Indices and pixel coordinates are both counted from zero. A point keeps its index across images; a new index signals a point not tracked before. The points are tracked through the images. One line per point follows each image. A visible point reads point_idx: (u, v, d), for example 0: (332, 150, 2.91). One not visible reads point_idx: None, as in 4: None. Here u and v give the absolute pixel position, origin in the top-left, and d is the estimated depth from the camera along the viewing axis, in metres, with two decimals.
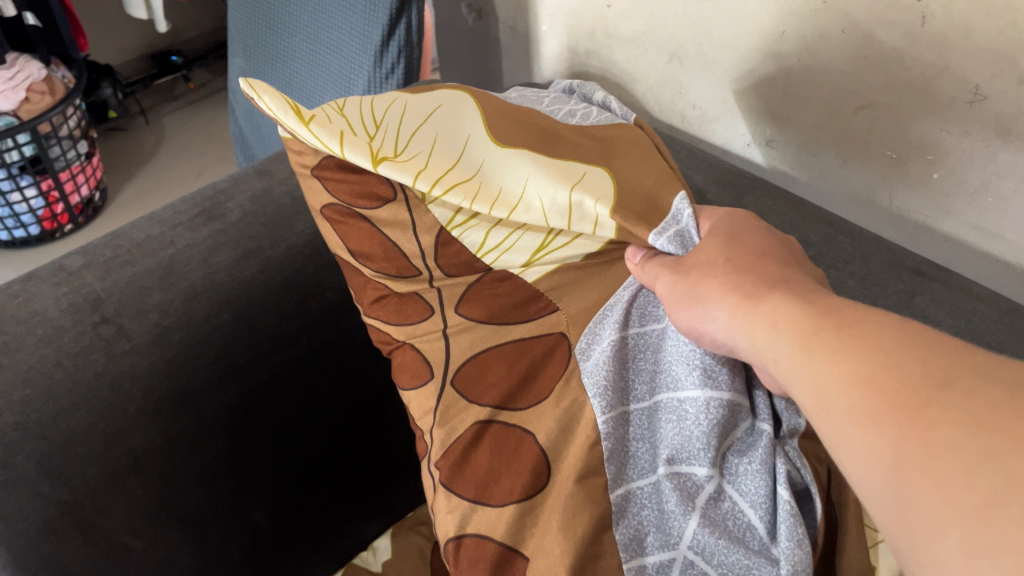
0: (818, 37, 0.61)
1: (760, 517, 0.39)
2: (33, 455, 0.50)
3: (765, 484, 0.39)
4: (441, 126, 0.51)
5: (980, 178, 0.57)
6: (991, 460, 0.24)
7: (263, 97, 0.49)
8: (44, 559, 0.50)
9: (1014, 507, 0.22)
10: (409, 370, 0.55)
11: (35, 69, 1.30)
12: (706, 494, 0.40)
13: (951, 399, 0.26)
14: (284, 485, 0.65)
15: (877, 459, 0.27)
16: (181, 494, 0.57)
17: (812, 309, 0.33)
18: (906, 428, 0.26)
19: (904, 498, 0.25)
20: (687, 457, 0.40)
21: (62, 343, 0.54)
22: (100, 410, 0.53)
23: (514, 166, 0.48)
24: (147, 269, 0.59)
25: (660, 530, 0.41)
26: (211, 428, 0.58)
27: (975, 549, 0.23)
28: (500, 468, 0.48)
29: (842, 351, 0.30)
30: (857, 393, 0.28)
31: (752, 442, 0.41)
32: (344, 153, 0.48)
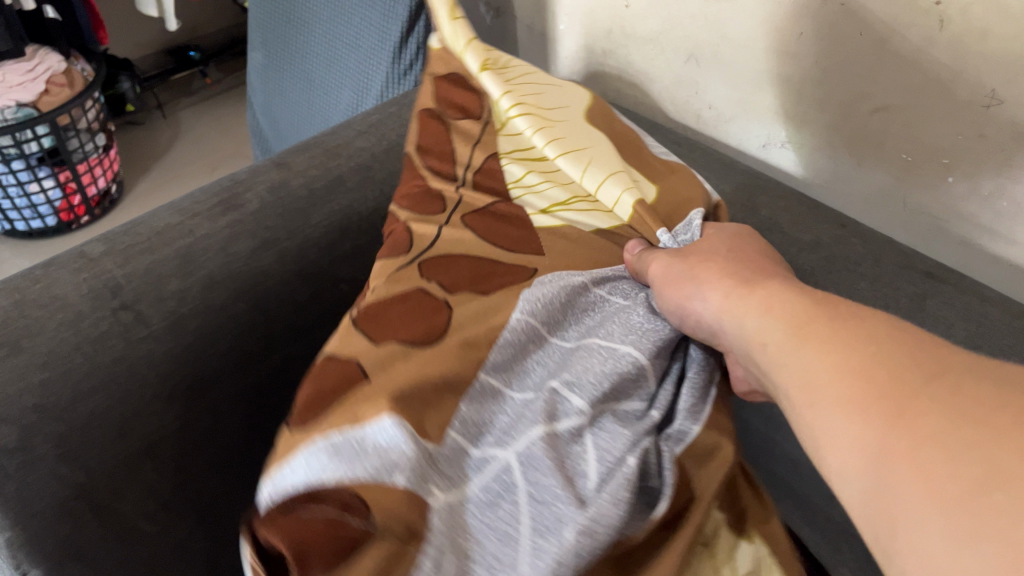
0: (834, 39, 0.61)
1: (557, 474, 0.41)
2: (52, 437, 0.51)
3: (621, 453, 0.42)
4: (550, 93, 0.69)
5: (994, 182, 0.57)
6: (972, 448, 0.26)
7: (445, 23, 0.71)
8: (60, 539, 0.49)
9: (993, 491, 0.24)
10: (391, 243, 0.58)
11: (55, 62, 1.33)
12: (567, 423, 0.43)
13: (940, 393, 0.28)
14: None
15: (861, 447, 0.29)
16: (194, 481, 0.58)
17: (811, 310, 0.35)
18: (894, 418, 0.28)
19: (885, 483, 0.27)
20: (575, 389, 0.45)
21: (81, 327, 0.55)
22: (117, 395, 0.54)
23: (585, 139, 0.64)
24: (165, 257, 0.60)
25: (504, 435, 0.44)
26: (226, 415, 0.60)
27: (952, 529, 0.24)
28: (414, 325, 0.50)
29: (836, 346, 0.32)
30: (844, 383, 0.30)
31: (630, 422, 0.45)
32: (475, 71, 0.67)
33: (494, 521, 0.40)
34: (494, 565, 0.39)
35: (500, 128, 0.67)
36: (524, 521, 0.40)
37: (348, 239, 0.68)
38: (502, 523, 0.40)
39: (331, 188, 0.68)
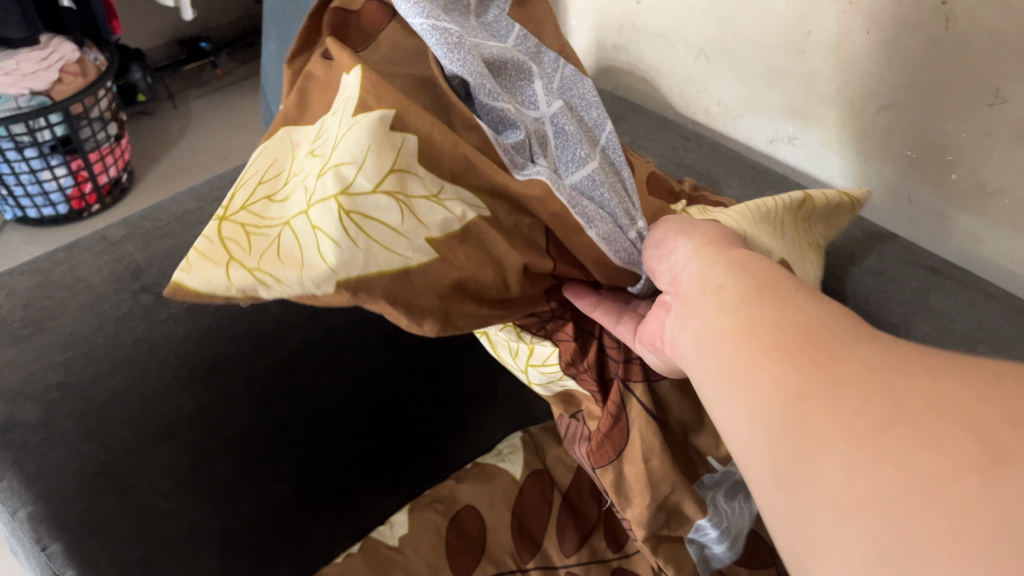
0: (842, 37, 0.62)
1: (497, 60, 0.51)
2: (74, 415, 0.52)
3: (523, 77, 0.52)
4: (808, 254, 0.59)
5: (997, 180, 0.58)
6: (883, 392, 0.27)
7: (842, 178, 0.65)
8: (79, 514, 0.52)
9: (895, 428, 0.25)
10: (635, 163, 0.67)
11: (69, 51, 1.33)
12: (530, 83, 0.53)
13: (865, 350, 0.29)
14: (313, 458, 0.67)
15: (778, 386, 0.30)
16: (211, 462, 0.59)
17: (767, 274, 0.36)
18: (819, 362, 0.29)
19: (797, 419, 0.28)
20: (569, 109, 0.54)
21: (103, 309, 0.57)
22: (137, 375, 0.55)
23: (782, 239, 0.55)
24: (186, 241, 0.61)
25: (546, 74, 0.55)
26: (242, 398, 0.60)
27: (855, 459, 0.26)
28: None
29: (778, 303, 0.33)
30: (779, 334, 0.32)
31: (528, 139, 0.49)
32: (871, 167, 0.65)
33: (524, 64, 0.53)
34: (451, 11, 0.52)
35: None
36: (499, 49, 0.52)
37: None
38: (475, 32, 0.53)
39: None
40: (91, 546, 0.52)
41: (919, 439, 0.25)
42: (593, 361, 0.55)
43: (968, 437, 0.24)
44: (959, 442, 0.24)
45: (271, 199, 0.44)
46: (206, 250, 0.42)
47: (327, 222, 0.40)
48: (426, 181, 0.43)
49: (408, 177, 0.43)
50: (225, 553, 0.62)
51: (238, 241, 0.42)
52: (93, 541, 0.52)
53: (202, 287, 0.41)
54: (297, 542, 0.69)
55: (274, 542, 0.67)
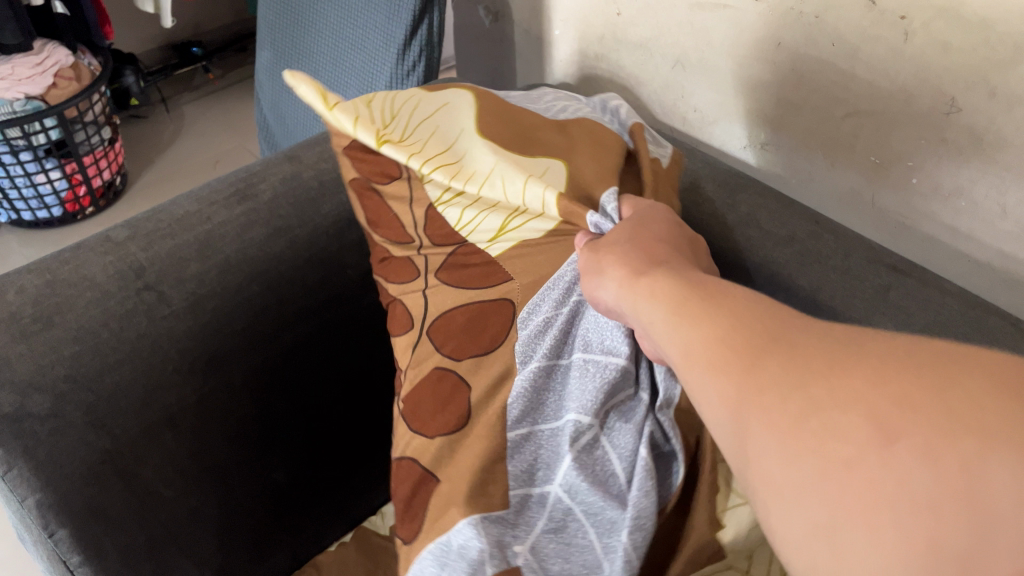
0: (810, 48, 0.66)
1: (596, 478, 0.49)
2: (82, 406, 0.55)
3: (610, 451, 0.49)
4: (441, 123, 0.63)
5: (954, 183, 0.62)
6: (799, 388, 0.29)
7: (359, 133, 0.61)
8: (86, 499, 0.55)
9: (810, 420, 0.28)
10: (398, 322, 0.61)
11: (62, 56, 1.35)
12: (585, 441, 0.49)
13: (780, 348, 0.31)
14: (303, 450, 0.72)
15: (720, 397, 0.32)
16: (211, 451, 0.64)
17: (689, 285, 0.37)
18: (747, 371, 0.31)
19: (737, 423, 0.31)
20: (545, 413, 0.52)
21: (110, 305, 0.58)
22: (141, 368, 0.58)
23: (484, 154, 0.59)
24: (186, 241, 0.63)
25: (538, 463, 0.51)
26: (240, 390, 0.65)
27: (787, 454, 0.28)
28: (437, 407, 0.55)
29: (705, 314, 0.35)
30: (710, 347, 0.33)
31: (646, 416, 0.50)
32: (355, 131, 0.61)
33: (531, 463, 0.51)
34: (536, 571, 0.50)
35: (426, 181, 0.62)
36: (589, 518, 0.49)
37: (355, 229, 0.70)
38: (576, 537, 0.50)
39: (340, 179, 0.71)
40: (97, 532, 0.56)
41: (832, 430, 0.27)
42: None
43: (867, 420, 0.27)
44: (857, 426, 0.27)
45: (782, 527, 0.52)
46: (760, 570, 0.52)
47: None
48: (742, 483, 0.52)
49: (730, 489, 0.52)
50: (223, 537, 0.67)
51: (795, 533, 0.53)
52: (99, 526, 0.56)
53: None
54: (292, 527, 0.74)
55: (274, 526, 0.72)
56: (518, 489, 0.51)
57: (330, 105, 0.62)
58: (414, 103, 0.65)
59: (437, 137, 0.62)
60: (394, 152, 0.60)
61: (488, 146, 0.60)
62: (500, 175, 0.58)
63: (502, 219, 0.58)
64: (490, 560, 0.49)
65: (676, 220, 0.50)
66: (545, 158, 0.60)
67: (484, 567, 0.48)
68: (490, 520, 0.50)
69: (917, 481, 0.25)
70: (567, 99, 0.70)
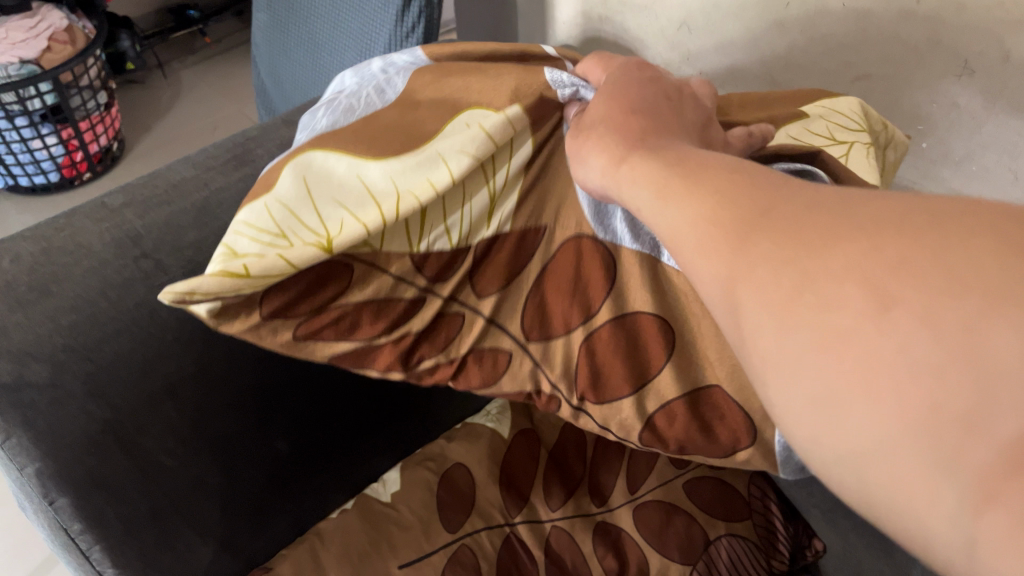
0: (818, 10, 0.64)
1: None
2: (81, 376, 0.55)
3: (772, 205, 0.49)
4: (329, 188, 0.47)
5: (966, 148, 0.61)
6: (792, 259, 0.28)
7: (288, 259, 0.45)
8: (87, 470, 0.56)
9: (806, 294, 0.28)
10: (485, 363, 0.56)
11: (57, 20, 1.34)
12: None
13: (769, 225, 0.30)
14: (308, 418, 0.71)
15: (714, 272, 0.31)
16: (211, 419, 0.63)
17: (666, 163, 0.35)
18: (738, 248, 0.30)
19: (731, 296, 0.31)
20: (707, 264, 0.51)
21: (107, 275, 0.57)
22: (140, 338, 0.57)
23: (421, 160, 0.47)
24: (183, 208, 0.62)
25: None
26: (239, 360, 0.63)
27: (784, 327, 0.28)
28: (616, 358, 0.54)
29: (689, 194, 0.33)
30: (699, 228, 0.32)
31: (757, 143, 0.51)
32: (297, 262, 0.45)
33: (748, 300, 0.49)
34: None
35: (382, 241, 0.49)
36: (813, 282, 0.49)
37: None
38: None
39: None
40: (99, 501, 0.57)
41: (824, 301, 0.27)
42: None
43: (862, 286, 0.26)
44: (851, 294, 0.26)
45: None
46: None
47: None
48: None
49: None
50: (226, 506, 0.67)
51: None
52: (100, 496, 0.57)
53: None
54: (294, 495, 0.74)
55: (275, 493, 0.72)
56: None
57: (237, 275, 0.44)
58: (257, 208, 0.47)
59: (347, 198, 0.47)
60: (353, 230, 0.46)
61: (398, 155, 0.47)
62: (456, 151, 0.47)
63: (490, 185, 0.50)
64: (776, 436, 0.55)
65: (649, 77, 0.47)
66: (451, 117, 0.50)
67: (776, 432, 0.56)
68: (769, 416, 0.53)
69: (916, 345, 0.25)
70: (334, 93, 0.58)
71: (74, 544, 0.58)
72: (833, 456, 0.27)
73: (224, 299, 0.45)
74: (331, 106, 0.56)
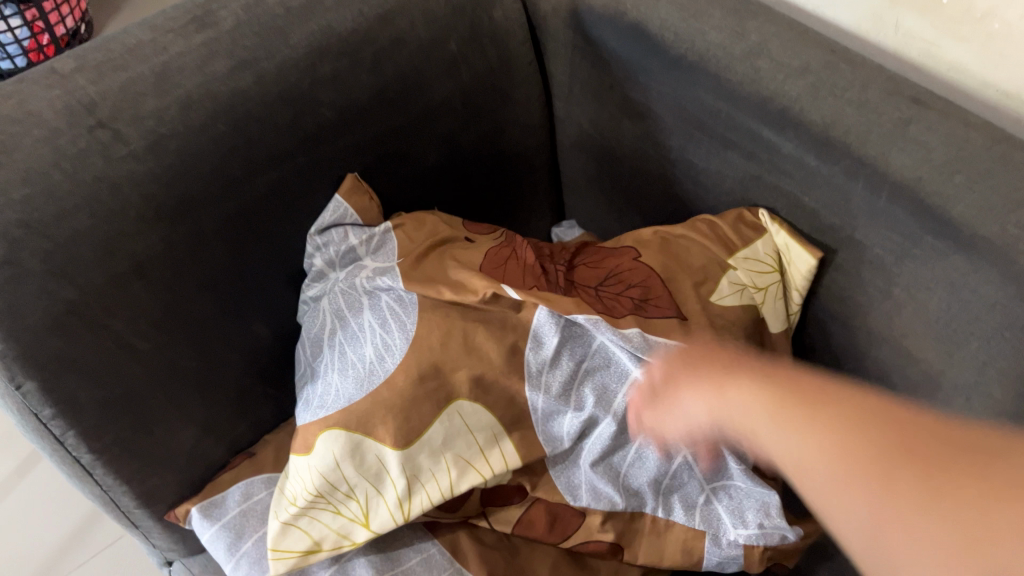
0: None
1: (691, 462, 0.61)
2: (38, 253, 0.51)
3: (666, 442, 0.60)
4: (357, 471, 0.60)
5: (988, 3, 0.58)
6: (857, 488, 0.36)
7: (325, 547, 0.62)
8: (53, 352, 0.53)
9: (862, 472, 0.36)
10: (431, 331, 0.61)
11: None
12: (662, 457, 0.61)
13: (851, 427, 0.37)
14: (286, 300, 0.69)
15: (785, 457, 0.40)
16: (183, 302, 0.60)
17: (729, 354, 0.46)
18: (801, 426, 0.40)
19: (803, 471, 0.39)
20: (638, 474, 0.62)
21: (60, 145, 0.53)
22: (101, 214, 0.54)
23: (408, 473, 0.60)
24: (141, 75, 0.56)
25: (669, 487, 0.63)
26: (211, 239, 0.60)
27: (864, 495, 0.35)
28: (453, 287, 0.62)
29: (748, 377, 0.43)
30: (758, 398, 0.42)
31: None
32: (345, 520, 0.61)
33: (675, 503, 0.63)
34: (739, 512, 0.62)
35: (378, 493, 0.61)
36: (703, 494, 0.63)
37: (327, 60, 0.62)
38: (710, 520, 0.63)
39: None
40: (69, 384, 0.55)
41: (856, 467, 0.36)
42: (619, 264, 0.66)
43: (957, 536, 0.31)
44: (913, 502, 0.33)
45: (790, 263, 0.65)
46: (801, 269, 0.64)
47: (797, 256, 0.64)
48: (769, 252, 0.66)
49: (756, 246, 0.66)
50: (205, 390, 0.65)
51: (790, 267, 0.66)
52: (70, 379, 0.55)
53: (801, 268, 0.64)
54: (277, 379, 0.72)
55: (258, 378, 0.70)
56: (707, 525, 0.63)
57: (313, 547, 0.62)
58: (303, 479, 0.61)
59: (372, 485, 0.60)
60: (386, 523, 0.61)
61: (417, 438, 0.60)
62: (453, 452, 0.61)
63: (482, 474, 0.61)
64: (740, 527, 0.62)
65: None
66: (423, 434, 0.60)
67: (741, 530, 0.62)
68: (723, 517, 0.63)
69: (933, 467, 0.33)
70: (331, 325, 0.65)
71: (46, 430, 0.56)
72: (865, 527, 0.35)
73: (307, 552, 0.61)
74: (345, 339, 0.64)
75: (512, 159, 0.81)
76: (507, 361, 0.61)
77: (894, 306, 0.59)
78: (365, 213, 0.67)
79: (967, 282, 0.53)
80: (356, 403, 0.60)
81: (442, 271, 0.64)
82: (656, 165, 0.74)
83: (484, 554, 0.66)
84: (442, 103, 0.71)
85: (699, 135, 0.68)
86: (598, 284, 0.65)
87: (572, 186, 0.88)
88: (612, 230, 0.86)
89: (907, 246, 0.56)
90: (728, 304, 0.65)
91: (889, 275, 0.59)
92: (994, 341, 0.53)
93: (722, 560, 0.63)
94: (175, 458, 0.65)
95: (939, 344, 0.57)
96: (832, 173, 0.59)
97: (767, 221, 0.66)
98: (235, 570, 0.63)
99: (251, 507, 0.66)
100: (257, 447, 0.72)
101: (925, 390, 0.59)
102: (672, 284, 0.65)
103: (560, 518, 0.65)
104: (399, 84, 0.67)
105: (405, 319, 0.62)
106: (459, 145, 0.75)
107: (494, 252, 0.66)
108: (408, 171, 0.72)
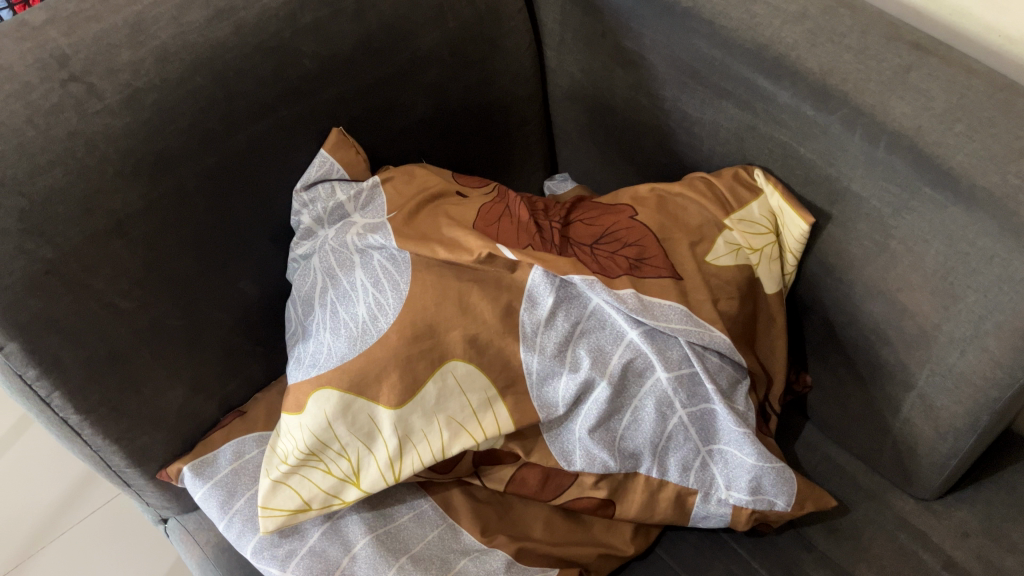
0: None
1: (690, 417, 0.60)
2: (14, 212, 0.50)
3: (669, 393, 0.59)
4: (350, 427, 0.60)
5: None
6: None
7: (317, 504, 0.62)
8: (34, 312, 0.52)
9: None
10: (417, 282, 0.60)
11: None
12: (657, 410, 0.60)
13: None
14: (274, 257, 0.68)
15: None
16: (166, 261, 0.59)
17: None
18: None
19: None
20: (631, 432, 0.61)
21: (33, 100, 0.52)
22: (77, 171, 0.53)
23: (404, 432, 0.60)
24: (114, 26, 0.55)
25: (660, 451, 0.62)
26: (192, 195, 0.59)
27: None
28: (446, 242, 0.61)
29: None
30: None
31: (660, 361, 0.59)
32: (335, 475, 0.61)
33: (668, 468, 0.63)
34: (735, 474, 0.62)
35: (372, 451, 0.60)
36: (697, 459, 0.62)
37: (308, 10, 0.61)
38: (703, 480, 0.63)
39: None
40: (51, 343, 0.54)
41: None
42: (609, 228, 0.64)
43: None
44: None
45: (783, 226, 0.64)
46: (793, 232, 0.62)
47: (788, 217, 0.63)
48: (764, 217, 0.64)
49: (751, 208, 0.64)
50: (193, 349, 0.65)
51: (782, 231, 0.64)
52: (52, 338, 0.54)
53: (793, 230, 0.62)
54: (266, 338, 0.72)
55: (246, 336, 0.69)
56: (698, 485, 0.63)
57: (303, 502, 0.61)
58: (295, 434, 0.60)
59: (366, 441, 0.60)
60: (377, 483, 0.61)
61: (410, 399, 0.59)
62: (446, 414, 0.60)
63: (475, 437, 0.60)
64: (729, 487, 0.63)
65: None
66: (417, 393, 0.59)
67: (732, 486, 0.62)
68: (705, 478, 0.63)
69: None
70: (322, 285, 0.64)
71: (32, 392, 0.55)
72: None
73: (297, 510, 0.61)
74: (337, 299, 0.63)
75: (503, 111, 0.79)
76: (498, 319, 0.59)
77: (889, 259, 0.58)
78: (352, 168, 0.66)
79: (965, 235, 0.52)
80: (349, 361, 0.60)
81: (435, 229, 0.63)
82: (649, 116, 0.72)
83: (477, 513, 0.66)
84: (429, 54, 0.69)
85: (692, 85, 0.66)
86: (593, 242, 0.64)
87: (564, 139, 0.86)
88: (605, 183, 0.85)
89: (903, 198, 0.54)
90: (724, 265, 0.63)
91: (885, 227, 0.57)
92: (992, 295, 0.51)
93: (708, 513, 0.64)
94: (164, 418, 0.65)
95: (935, 298, 0.55)
96: (827, 123, 0.57)
97: (764, 181, 0.64)
98: (228, 527, 0.63)
99: (244, 465, 0.66)
100: (248, 406, 0.71)
101: (921, 344, 0.58)
102: (668, 244, 0.63)
103: (553, 477, 0.65)
104: (383, 33, 0.65)
105: (399, 278, 0.61)
106: (449, 97, 0.73)
107: (487, 209, 0.65)
108: (396, 122, 0.70)
